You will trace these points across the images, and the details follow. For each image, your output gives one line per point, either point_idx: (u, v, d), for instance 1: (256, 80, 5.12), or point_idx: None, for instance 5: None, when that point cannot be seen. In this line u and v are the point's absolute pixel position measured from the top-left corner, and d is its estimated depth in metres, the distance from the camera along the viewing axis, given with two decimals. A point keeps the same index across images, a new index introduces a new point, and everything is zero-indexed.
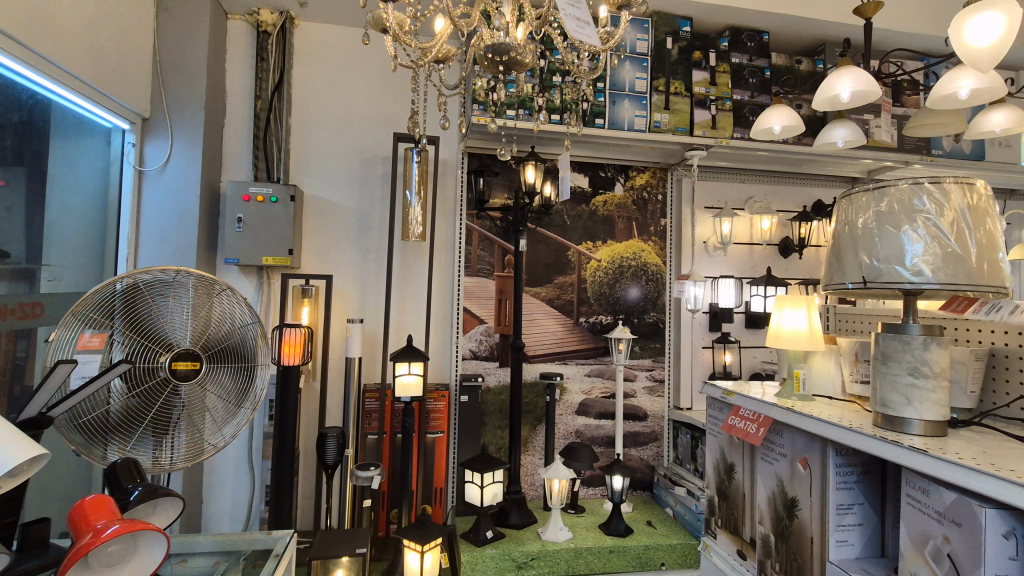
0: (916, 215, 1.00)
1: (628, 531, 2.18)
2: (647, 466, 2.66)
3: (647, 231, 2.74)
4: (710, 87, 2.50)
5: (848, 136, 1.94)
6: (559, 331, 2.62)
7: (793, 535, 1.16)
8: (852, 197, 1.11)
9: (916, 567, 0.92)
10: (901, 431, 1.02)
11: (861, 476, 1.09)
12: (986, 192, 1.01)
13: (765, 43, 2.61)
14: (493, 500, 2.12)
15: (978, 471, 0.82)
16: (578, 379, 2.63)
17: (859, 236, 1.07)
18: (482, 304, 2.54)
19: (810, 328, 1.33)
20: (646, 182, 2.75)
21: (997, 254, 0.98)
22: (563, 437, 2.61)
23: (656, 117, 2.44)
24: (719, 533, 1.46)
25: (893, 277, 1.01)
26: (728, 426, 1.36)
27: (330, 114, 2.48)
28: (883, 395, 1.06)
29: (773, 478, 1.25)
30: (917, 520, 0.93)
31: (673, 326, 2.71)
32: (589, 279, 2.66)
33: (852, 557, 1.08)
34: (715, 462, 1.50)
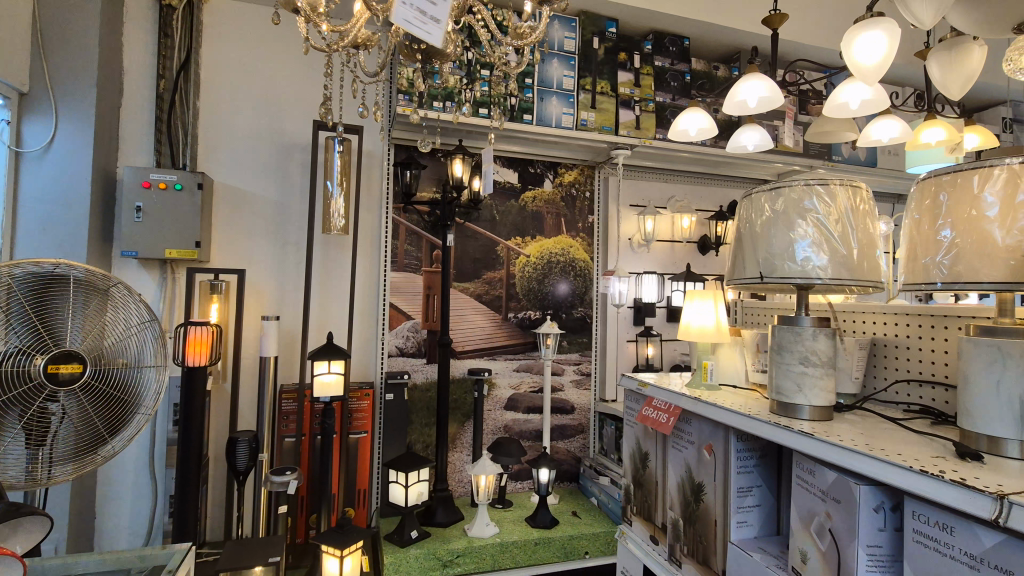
0: (807, 214, 1.06)
1: (553, 522, 2.21)
2: (573, 458, 2.72)
3: (574, 227, 2.78)
4: (634, 88, 2.57)
5: (757, 140, 2.05)
6: (487, 326, 2.62)
7: (699, 519, 1.22)
8: (753, 197, 1.17)
9: (803, 543, 0.98)
10: (793, 416, 1.09)
11: (759, 460, 1.15)
12: (867, 195, 1.09)
13: (686, 48, 2.71)
14: (418, 499, 2.08)
15: (854, 452, 0.90)
16: (506, 374, 2.64)
17: (758, 234, 1.13)
18: (408, 300, 2.48)
19: (716, 324, 1.40)
20: (574, 179, 2.79)
21: (875, 252, 1.07)
22: (491, 433, 2.61)
23: (583, 115, 2.48)
24: (634, 520, 1.50)
25: (787, 273, 1.07)
26: (641, 416, 1.41)
27: (244, 98, 2.32)
28: (778, 383, 1.12)
29: (682, 465, 1.30)
30: (805, 499, 0.99)
31: (599, 321, 2.77)
32: (518, 275, 2.67)
33: (751, 537, 1.14)
34: (631, 451, 1.54)
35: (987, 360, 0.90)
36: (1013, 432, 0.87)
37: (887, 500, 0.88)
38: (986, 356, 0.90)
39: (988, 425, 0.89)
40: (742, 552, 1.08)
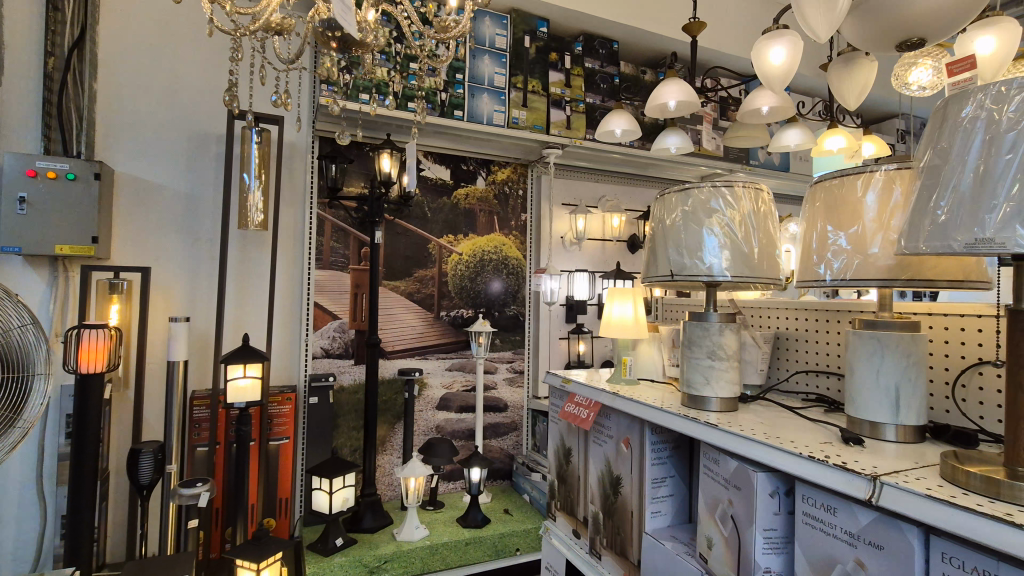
0: (713, 215, 1.11)
1: (485, 521, 2.21)
2: (506, 455, 2.72)
3: (507, 225, 2.78)
4: (565, 88, 2.60)
5: (679, 144, 2.13)
6: (419, 324, 2.57)
7: (617, 510, 1.25)
8: (666, 197, 1.20)
9: (709, 529, 1.02)
10: (701, 408, 1.13)
11: (672, 451, 1.19)
12: (768, 197, 1.15)
13: (615, 51, 2.77)
14: (343, 505, 2.01)
15: (753, 441, 0.94)
16: (438, 373, 2.60)
17: (669, 233, 1.16)
18: (335, 299, 2.39)
19: (635, 321, 1.43)
20: (507, 177, 2.79)
21: (775, 251, 1.13)
22: (423, 433, 2.56)
23: (514, 112, 2.48)
24: (558, 515, 1.51)
25: (694, 270, 1.11)
26: (564, 413, 1.42)
27: (150, 81, 2.15)
28: (688, 376, 1.17)
29: (602, 459, 1.32)
30: (711, 487, 1.04)
31: (532, 319, 2.79)
32: (450, 273, 2.64)
33: (664, 526, 1.17)
34: (556, 447, 1.55)
35: (868, 351, 0.98)
36: (890, 417, 0.94)
37: (782, 485, 0.93)
38: (867, 348, 0.98)
39: (869, 411, 0.97)
40: (656, 541, 1.12)
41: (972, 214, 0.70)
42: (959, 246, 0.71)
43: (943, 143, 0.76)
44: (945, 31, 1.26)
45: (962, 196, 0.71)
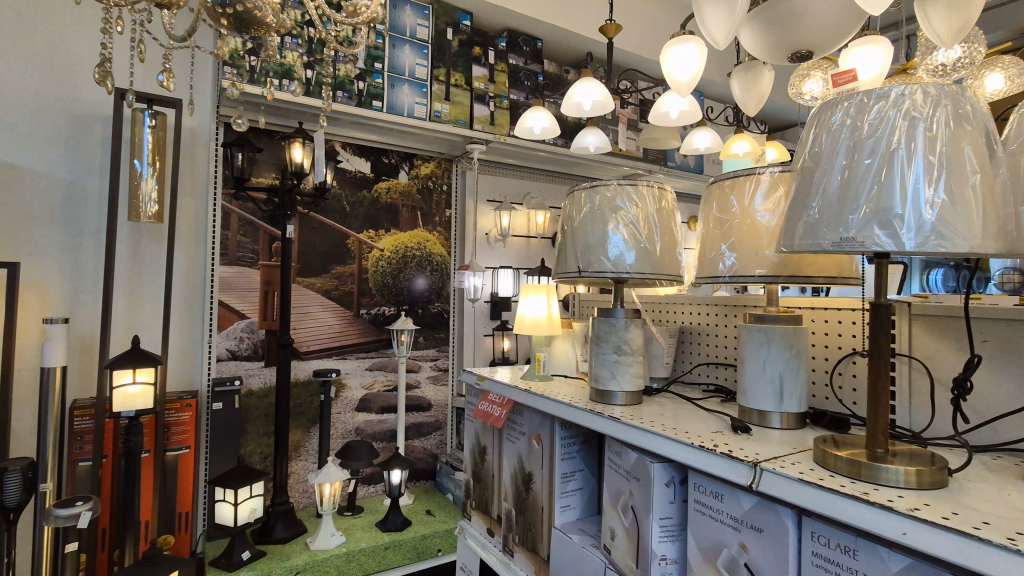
0: (618, 213, 1.13)
1: (405, 524, 2.16)
2: (430, 455, 2.68)
3: (431, 221, 2.73)
4: (488, 83, 2.58)
5: (597, 143, 2.16)
6: (336, 323, 2.46)
7: (529, 506, 1.25)
8: (575, 194, 1.21)
9: (612, 520, 1.04)
10: (608, 402, 1.16)
11: (582, 445, 1.20)
12: (671, 197, 1.19)
13: (539, 49, 2.79)
14: (250, 517, 1.89)
15: (652, 433, 0.97)
16: (358, 373, 2.51)
17: (577, 229, 1.17)
18: (243, 298, 2.25)
19: (548, 316, 1.44)
20: (430, 172, 2.74)
21: (676, 249, 1.17)
22: (341, 436, 2.46)
23: (437, 106, 2.43)
24: (473, 514, 1.49)
25: (600, 267, 1.12)
26: (478, 411, 1.41)
27: (20, 54, 1.91)
28: (595, 371, 1.19)
29: (514, 456, 1.32)
30: (613, 480, 1.05)
31: (456, 316, 2.75)
32: (371, 269, 2.55)
33: (573, 520, 1.18)
34: (472, 446, 1.53)
35: (756, 343, 1.03)
36: (775, 405, 1.01)
37: (677, 474, 0.96)
38: (756, 340, 1.03)
39: (756, 400, 1.03)
40: (563, 535, 1.13)
41: (839, 215, 0.75)
42: (827, 244, 0.76)
43: (816, 145, 0.81)
44: (829, 45, 1.35)
45: (830, 196, 0.76)
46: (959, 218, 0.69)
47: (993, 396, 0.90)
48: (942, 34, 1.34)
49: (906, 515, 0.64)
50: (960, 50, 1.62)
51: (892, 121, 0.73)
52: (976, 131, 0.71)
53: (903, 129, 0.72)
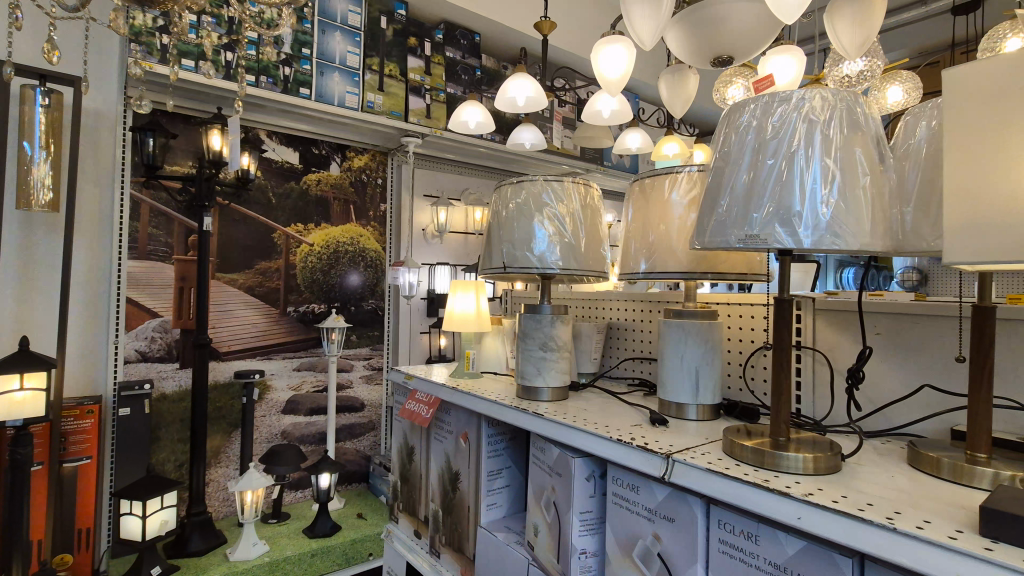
0: (543, 208, 1.12)
1: (334, 529, 2.09)
2: (362, 457, 2.60)
3: (365, 216, 2.64)
4: (424, 76, 2.53)
5: (533, 140, 2.16)
6: (261, 322, 2.34)
7: (455, 506, 1.23)
8: (502, 188, 1.19)
9: (535, 517, 1.03)
10: (534, 399, 1.16)
11: (508, 442, 1.19)
12: (597, 194, 1.20)
13: (477, 43, 2.75)
14: (160, 529, 1.76)
15: (574, 428, 0.98)
16: (284, 374, 2.39)
17: (503, 225, 1.16)
18: (155, 294, 2.09)
19: (477, 312, 1.42)
20: (364, 164, 2.65)
21: (601, 246, 1.18)
22: (266, 440, 2.35)
23: (369, 96, 2.35)
24: (400, 517, 1.45)
25: (525, 262, 1.12)
26: (404, 410, 1.37)
27: None
28: (522, 367, 1.18)
29: (441, 455, 1.29)
30: (537, 476, 1.05)
31: (392, 315, 2.68)
32: (299, 265, 2.44)
33: (499, 517, 1.17)
34: (399, 446, 1.48)
35: (674, 338, 1.06)
36: (691, 398, 1.04)
37: (597, 468, 0.97)
38: (674, 335, 1.05)
39: (675, 393, 1.06)
40: (489, 533, 1.12)
41: (744, 213, 0.78)
42: (734, 241, 0.78)
43: (726, 146, 0.83)
44: (747, 53, 1.40)
45: (737, 195, 0.79)
46: (851, 217, 0.73)
47: (883, 385, 0.97)
48: (847, 47, 1.43)
49: (802, 500, 0.67)
50: (863, 64, 1.74)
51: (793, 124, 0.76)
52: (866, 135, 0.76)
53: (802, 133, 0.75)
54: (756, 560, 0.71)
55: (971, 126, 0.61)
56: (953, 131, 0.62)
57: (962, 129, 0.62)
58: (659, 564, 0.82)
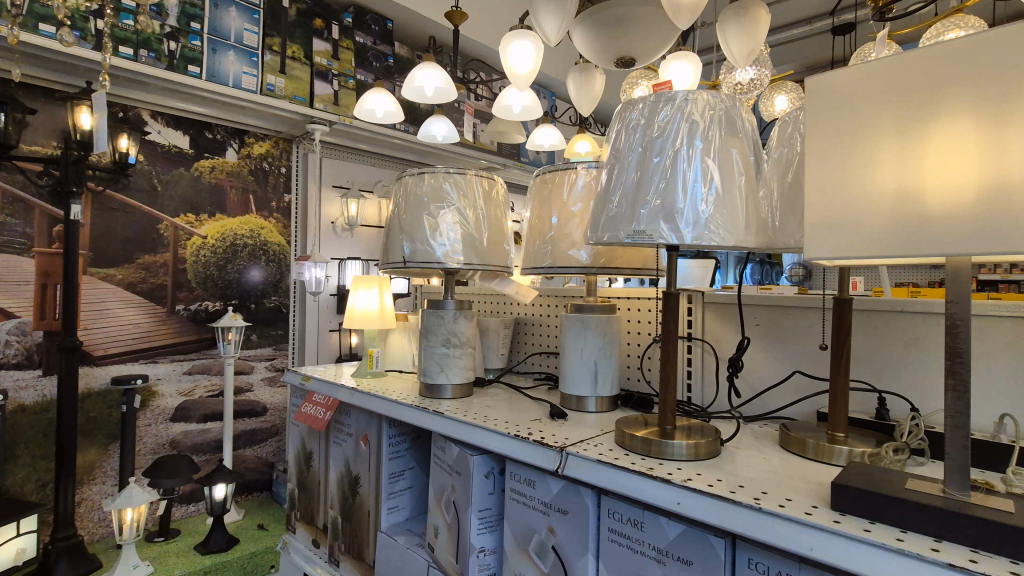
0: (445, 201, 1.09)
1: (231, 543, 1.94)
2: (265, 464, 2.45)
3: (267, 207, 2.47)
4: (332, 60, 2.40)
5: (445, 132, 2.12)
6: (145, 322, 2.12)
7: (355, 512, 1.17)
8: (403, 179, 1.15)
9: (436, 517, 1.01)
10: (436, 397, 1.13)
11: (411, 442, 1.16)
12: (501, 188, 1.19)
13: (389, 30, 2.66)
14: (17, 559, 1.56)
15: (473, 426, 0.96)
16: (173, 379, 2.19)
17: (403, 217, 1.12)
18: (9, 293, 1.83)
19: (380, 308, 1.36)
20: (265, 151, 2.48)
21: (504, 240, 1.17)
22: (150, 451, 2.15)
23: (269, 78, 2.18)
24: (298, 526, 1.37)
25: (426, 257, 1.08)
26: (300, 414, 1.28)
27: None
28: (424, 365, 1.15)
29: (340, 460, 1.23)
30: (437, 476, 1.03)
31: (296, 311, 2.52)
32: (189, 259, 2.24)
33: (401, 520, 1.14)
34: (296, 451, 1.39)
35: (575, 332, 1.07)
36: (590, 390, 1.06)
37: (496, 465, 0.96)
38: (574, 329, 1.06)
39: (575, 386, 1.08)
40: (389, 538, 1.08)
41: (632, 209, 0.79)
42: (623, 236, 0.80)
43: (617, 142, 0.85)
44: (648, 55, 1.44)
45: (627, 192, 0.81)
46: (727, 215, 0.76)
47: (761, 374, 1.04)
48: (737, 55, 1.51)
49: (682, 487, 0.70)
50: (753, 73, 1.87)
51: (677, 123, 0.79)
52: (742, 137, 0.80)
53: (686, 132, 0.78)
54: (641, 546, 0.74)
55: (827, 132, 0.66)
56: (814, 137, 0.67)
57: (821, 134, 0.66)
58: (553, 557, 0.83)
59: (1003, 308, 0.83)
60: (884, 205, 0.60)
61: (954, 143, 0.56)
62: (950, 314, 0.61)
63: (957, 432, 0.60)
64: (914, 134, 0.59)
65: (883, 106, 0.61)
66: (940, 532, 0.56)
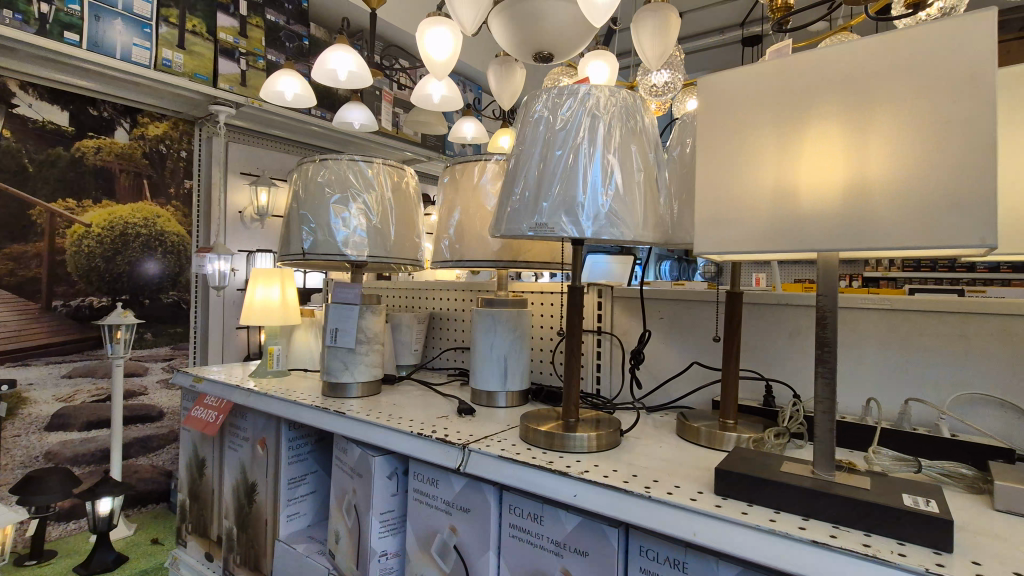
0: (349, 190, 1.04)
1: (118, 560, 1.77)
2: (161, 473, 2.26)
3: (164, 193, 2.27)
4: (238, 38, 2.23)
5: (363, 120, 2.03)
6: (14, 321, 1.87)
7: (251, 521, 1.10)
8: (304, 167, 1.08)
9: (337, 523, 0.96)
10: (341, 396, 1.07)
11: (314, 445, 1.10)
12: (412, 178, 1.15)
13: (304, 9, 2.51)
14: None
15: (375, 424, 0.92)
16: (49, 383, 1.97)
17: (303, 207, 1.05)
18: None
19: (282, 302, 1.28)
20: (163, 133, 2.27)
21: (414, 232, 1.14)
22: (20, 465, 1.92)
23: (165, 52, 1.98)
24: (189, 539, 1.27)
25: (328, 249, 1.03)
26: (189, 418, 1.18)
27: None
28: (327, 363, 1.09)
29: (236, 466, 1.15)
30: (339, 479, 0.98)
31: (198, 308, 2.30)
32: (69, 250, 2.00)
33: (301, 528, 1.07)
34: (187, 459, 1.28)
35: (485, 326, 1.05)
36: (500, 385, 1.06)
37: (400, 465, 0.93)
38: (484, 323, 1.05)
39: (485, 381, 1.06)
40: (287, 547, 1.01)
41: (534, 203, 0.79)
42: (526, 229, 0.79)
43: (522, 134, 0.84)
44: (567, 51, 1.44)
45: (530, 185, 0.80)
46: (626, 210, 0.77)
47: (663, 365, 1.08)
48: (651, 57, 1.55)
49: (579, 479, 0.70)
50: (667, 76, 1.94)
51: (579, 118, 0.79)
52: (641, 134, 0.81)
53: (587, 126, 0.78)
54: (540, 540, 0.73)
55: (716, 131, 0.68)
56: (705, 135, 0.69)
57: (711, 133, 0.68)
58: (454, 557, 0.81)
59: (870, 301, 0.91)
60: (764, 202, 0.63)
61: (826, 145, 0.59)
62: (819, 307, 0.65)
63: (824, 417, 0.64)
64: (791, 135, 0.62)
65: (765, 107, 0.64)
66: (807, 511, 0.60)
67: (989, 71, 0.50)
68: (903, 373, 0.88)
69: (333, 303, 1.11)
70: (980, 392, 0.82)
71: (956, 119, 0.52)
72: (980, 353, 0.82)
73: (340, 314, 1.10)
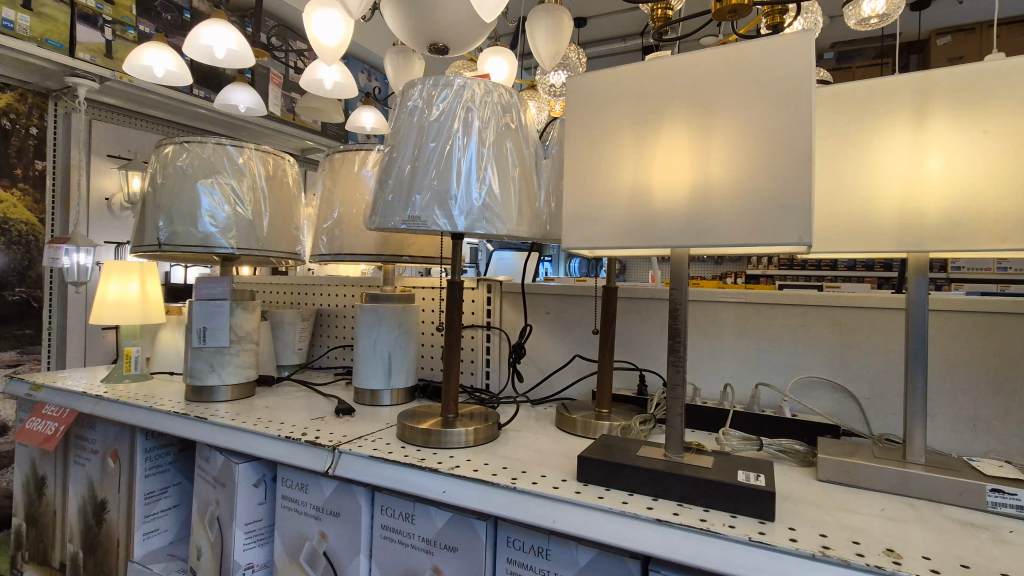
0: (215, 175, 0.96)
1: None
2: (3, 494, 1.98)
3: (7, 174, 1.96)
4: (103, 3, 1.99)
5: (249, 102, 1.89)
6: None
7: (101, 544, 0.99)
8: (162, 148, 0.98)
9: (199, 538, 0.88)
10: (207, 400, 0.99)
11: (176, 455, 1.01)
12: (290, 166, 1.09)
13: None
14: None
15: (239, 429, 0.86)
16: None
17: (160, 193, 0.96)
18: None
19: (141, 297, 1.16)
20: (5, 104, 1.95)
21: (292, 224, 1.08)
22: None
23: (5, 11, 1.70)
24: (26, 570, 1.12)
25: (188, 240, 0.94)
26: (23, 431, 1.04)
27: None
28: (191, 365, 1.00)
29: (82, 482, 1.02)
30: (201, 490, 0.90)
31: (53, 305, 2.07)
32: None
33: (161, 546, 0.98)
34: (23, 478, 1.13)
35: (367, 323, 1.01)
36: (384, 383, 1.03)
37: (268, 471, 0.88)
38: (366, 320, 1.01)
39: (368, 380, 1.03)
40: (141, 568, 0.92)
41: (407, 195, 0.77)
42: (399, 223, 0.76)
43: (396, 125, 0.81)
44: (463, 44, 1.40)
45: (403, 177, 0.78)
46: (500, 206, 0.78)
47: (548, 359, 1.11)
48: (545, 55, 1.58)
49: (448, 474, 0.69)
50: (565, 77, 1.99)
51: (454, 110, 0.78)
52: (516, 131, 0.82)
53: (460, 119, 0.77)
54: (411, 539, 0.72)
55: (581, 129, 0.70)
56: (572, 133, 0.71)
57: (577, 131, 0.70)
58: (324, 563, 0.78)
59: (729, 295, 0.99)
60: (623, 200, 0.66)
61: (676, 147, 0.62)
62: (672, 300, 0.69)
63: (674, 403, 0.68)
64: (646, 137, 0.65)
65: (624, 108, 0.67)
66: (657, 492, 0.63)
67: (806, 86, 0.56)
68: (755, 361, 0.97)
69: (197, 301, 1.00)
70: (815, 375, 0.92)
71: (782, 127, 0.57)
72: (816, 341, 0.92)
73: (206, 312, 1.00)
